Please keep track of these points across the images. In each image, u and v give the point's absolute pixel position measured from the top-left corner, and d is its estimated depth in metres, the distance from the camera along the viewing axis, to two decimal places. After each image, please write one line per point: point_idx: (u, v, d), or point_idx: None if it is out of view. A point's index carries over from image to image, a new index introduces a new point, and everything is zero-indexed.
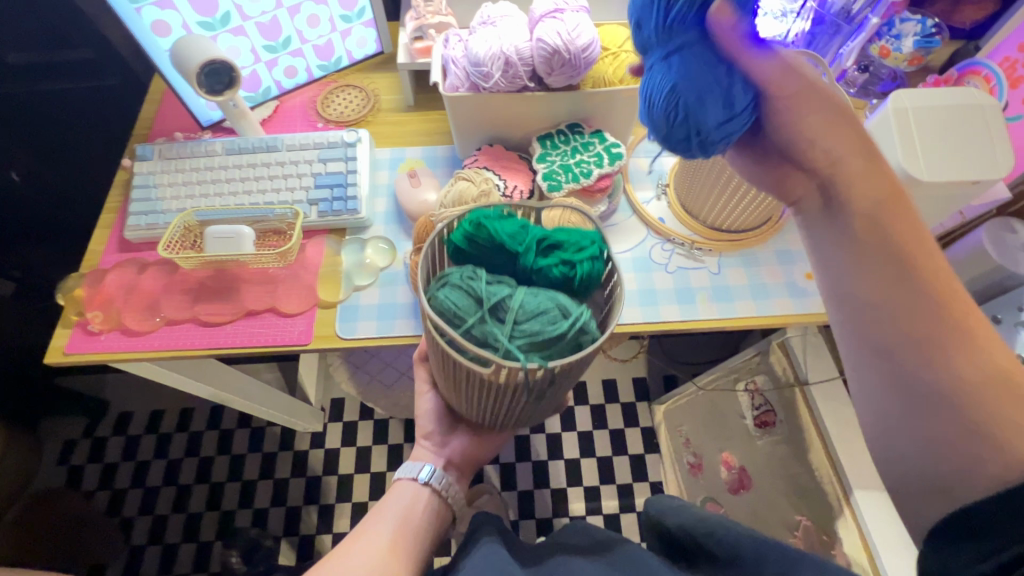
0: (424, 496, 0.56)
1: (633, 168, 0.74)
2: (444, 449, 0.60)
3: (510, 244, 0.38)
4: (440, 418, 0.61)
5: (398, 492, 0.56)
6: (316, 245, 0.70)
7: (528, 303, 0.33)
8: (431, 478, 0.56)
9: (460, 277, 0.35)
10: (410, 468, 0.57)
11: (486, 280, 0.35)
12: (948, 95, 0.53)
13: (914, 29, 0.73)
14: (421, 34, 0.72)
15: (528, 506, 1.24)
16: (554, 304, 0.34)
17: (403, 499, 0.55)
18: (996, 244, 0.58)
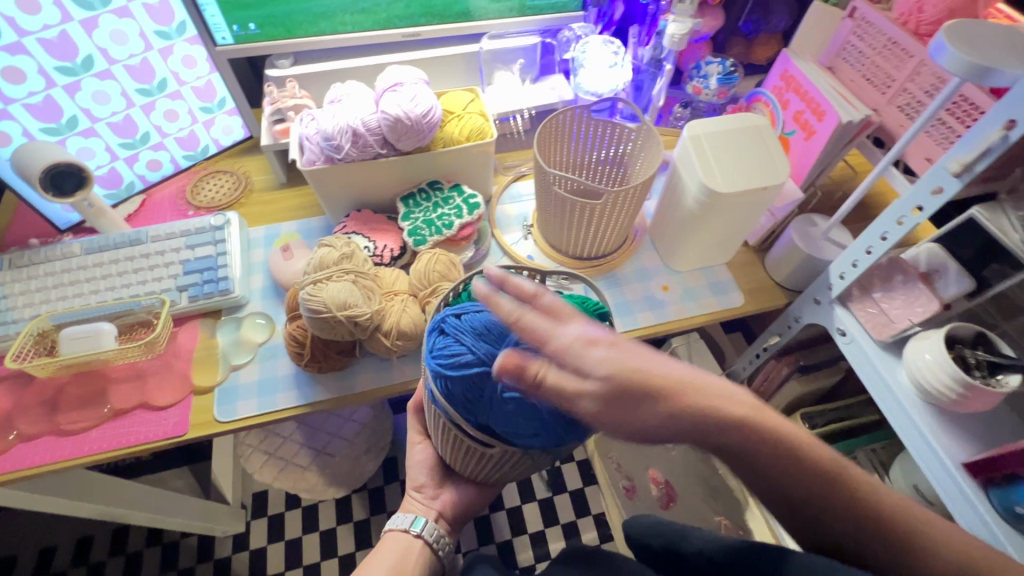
0: (416, 547, 0.58)
1: (500, 215, 0.79)
2: (435, 502, 0.62)
3: None
4: (434, 469, 0.63)
5: (390, 543, 0.58)
6: (189, 331, 0.68)
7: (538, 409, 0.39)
8: (422, 528, 0.58)
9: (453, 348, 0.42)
10: (402, 519, 0.60)
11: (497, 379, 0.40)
12: (731, 120, 0.63)
13: (716, 70, 0.84)
14: (281, 116, 0.75)
15: None
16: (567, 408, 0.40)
17: (394, 551, 0.57)
18: (802, 237, 0.67)
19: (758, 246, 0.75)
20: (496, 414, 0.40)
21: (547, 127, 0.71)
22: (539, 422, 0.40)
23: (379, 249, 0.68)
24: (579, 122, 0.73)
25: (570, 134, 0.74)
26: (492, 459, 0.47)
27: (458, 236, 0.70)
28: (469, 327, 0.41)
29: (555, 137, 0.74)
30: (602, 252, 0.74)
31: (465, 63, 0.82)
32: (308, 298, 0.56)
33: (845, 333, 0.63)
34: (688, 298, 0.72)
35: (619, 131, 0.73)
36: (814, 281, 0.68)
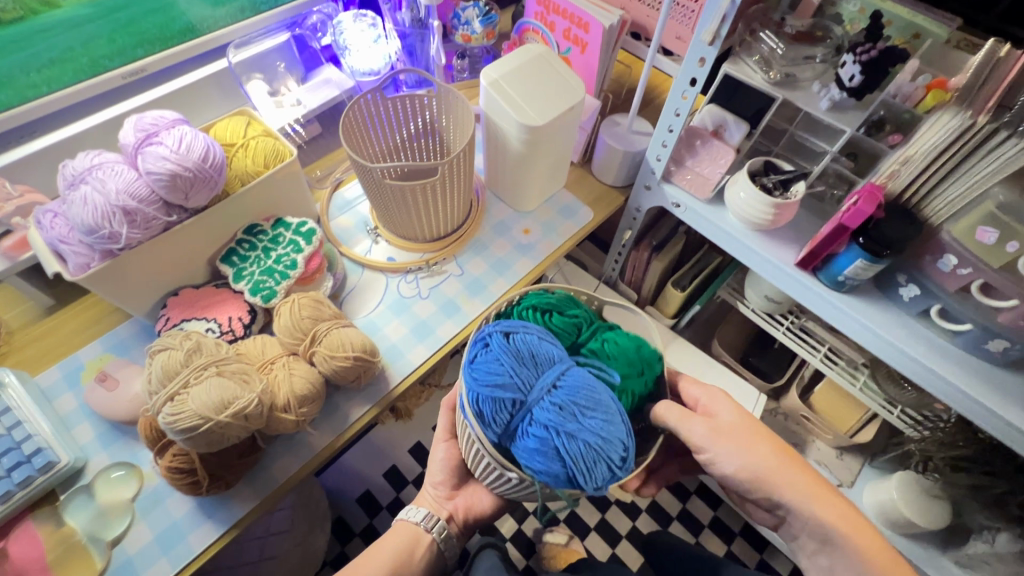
0: (423, 542, 0.61)
1: (339, 230, 0.73)
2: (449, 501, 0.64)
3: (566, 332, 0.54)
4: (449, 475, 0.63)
5: (398, 530, 0.61)
6: (22, 536, 0.51)
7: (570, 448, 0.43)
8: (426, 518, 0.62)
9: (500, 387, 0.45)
10: (415, 512, 0.62)
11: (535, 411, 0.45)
12: (518, 56, 0.65)
13: (475, 13, 0.84)
14: (4, 228, 0.57)
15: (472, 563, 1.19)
16: (600, 449, 0.44)
17: (403, 538, 0.60)
18: (615, 138, 0.74)
19: (582, 160, 0.81)
20: (523, 444, 0.45)
21: (346, 124, 0.66)
22: (561, 465, 0.44)
23: (226, 324, 0.58)
24: (375, 106, 0.68)
25: (370, 123, 0.69)
26: (516, 483, 0.50)
27: (308, 271, 0.62)
28: (515, 349, 0.46)
29: (357, 130, 0.68)
30: (455, 225, 0.72)
31: (217, 87, 0.70)
32: (174, 420, 0.46)
33: (680, 205, 0.72)
34: (550, 232, 0.75)
35: (418, 102, 0.70)
36: (638, 171, 0.76)
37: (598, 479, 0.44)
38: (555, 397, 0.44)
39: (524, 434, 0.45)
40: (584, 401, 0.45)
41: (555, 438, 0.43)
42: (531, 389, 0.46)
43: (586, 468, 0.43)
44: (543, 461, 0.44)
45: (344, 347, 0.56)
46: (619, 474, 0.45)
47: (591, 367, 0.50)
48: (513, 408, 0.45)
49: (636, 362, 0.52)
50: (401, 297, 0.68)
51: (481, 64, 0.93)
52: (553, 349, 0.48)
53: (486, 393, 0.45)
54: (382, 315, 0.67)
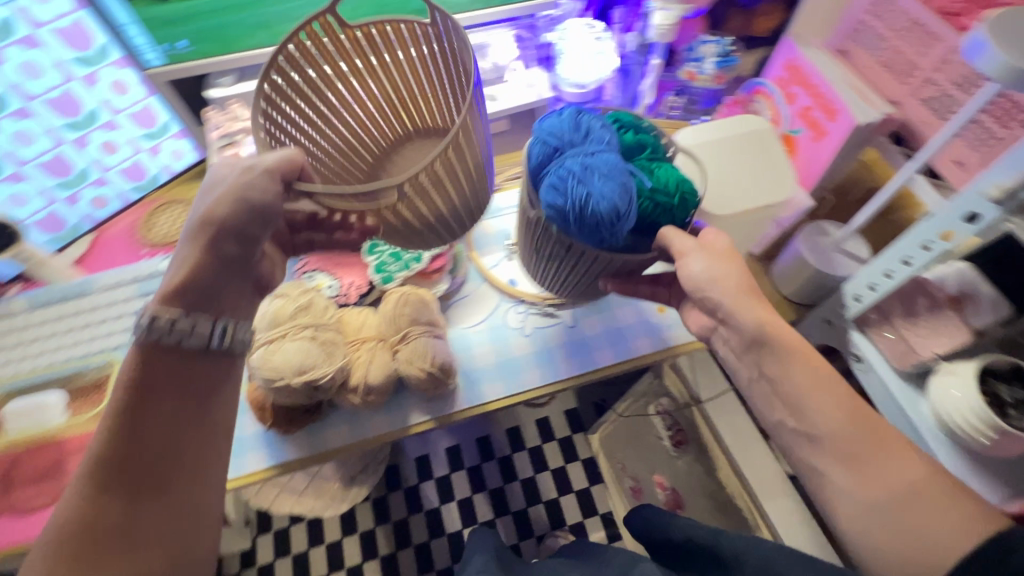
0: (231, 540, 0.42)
1: (478, 233, 0.72)
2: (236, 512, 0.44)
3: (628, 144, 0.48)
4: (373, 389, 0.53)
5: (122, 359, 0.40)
6: None
7: (566, 181, 0.42)
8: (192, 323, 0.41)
9: (542, 133, 0.47)
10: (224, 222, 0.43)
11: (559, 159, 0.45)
12: (726, 126, 0.55)
13: (713, 50, 0.76)
14: (229, 139, 0.67)
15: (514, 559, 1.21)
16: (589, 198, 0.41)
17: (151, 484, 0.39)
18: (812, 250, 0.60)
19: (763, 255, 0.69)
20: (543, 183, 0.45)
21: (273, 89, 0.49)
22: (559, 199, 0.43)
23: (345, 287, 0.63)
24: (324, 90, 0.55)
25: (318, 106, 0.55)
26: (539, 240, 0.51)
27: (429, 269, 0.65)
28: (580, 120, 0.47)
29: (320, 111, 0.55)
30: (459, 206, 0.53)
31: None
32: (263, 370, 0.51)
33: (862, 359, 0.57)
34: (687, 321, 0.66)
35: (354, 60, 0.55)
36: (824, 299, 0.62)
37: (579, 226, 0.43)
38: (586, 155, 0.44)
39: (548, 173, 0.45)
40: (598, 160, 0.43)
41: (563, 176, 0.43)
42: (573, 147, 0.46)
43: (577, 210, 0.42)
44: (548, 194, 0.44)
45: (425, 360, 0.56)
46: (606, 232, 0.43)
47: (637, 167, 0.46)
48: (548, 155, 0.46)
49: (674, 175, 0.45)
50: (504, 326, 0.66)
51: (698, 106, 0.84)
52: (608, 135, 0.46)
53: (538, 138, 0.47)
54: (479, 334, 0.65)
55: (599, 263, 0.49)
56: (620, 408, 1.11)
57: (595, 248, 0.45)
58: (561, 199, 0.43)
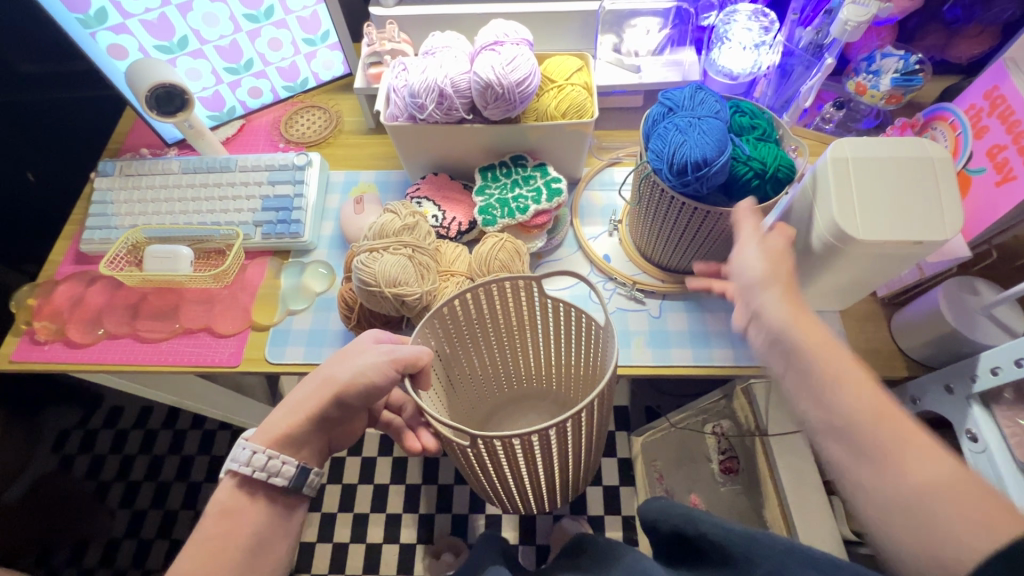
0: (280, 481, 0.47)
1: (584, 202, 0.72)
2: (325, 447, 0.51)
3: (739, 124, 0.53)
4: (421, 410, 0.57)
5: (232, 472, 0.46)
6: (257, 267, 0.70)
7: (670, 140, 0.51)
8: (276, 476, 0.45)
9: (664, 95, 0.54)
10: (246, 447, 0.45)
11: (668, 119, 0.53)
12: (894, 145, 0.49)
13: (895, 66, 0.68)
14: (377, 58, 0.72)
15: (526, 530, 1.23)
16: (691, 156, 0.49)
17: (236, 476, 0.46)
18: (953, 306, 0.53)
19: (887, 299, 0.62)
20: (651, 139, 0.54)
21: (445, 311, 0.53)
22: (664, 153, 0.51)
23: (447, 220, 0.65)
24: (493, 310, 0.58)
25: (464, 333, 0.58)
26: (643, 184, 0.58)
27: (531, 223, 0.63)
28: (698, 92, 0.53)
29: (471, 345, 0.60)
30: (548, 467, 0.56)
31: (583, 23, 0.72)
32: (361, 275, 0.54)
33: (976, 439, 0.50)
34: None
35: (525, 322, 0.60)
36: (952, 365, 0.55)
37: (673, 175, 0.51)
38: (694, 117, 0.51)
39: (658, 130, 0.53)
40: (706, 127, 0.50)
41: (668, 137, 0.51)
42: (686, 110, 0.52)
43: (678, 162, 0.50)
44: (657, 147, 0.52)
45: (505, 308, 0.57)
46: (693, 189, 0.50)
47: (740, 141, 0.52)
48: (661, 114, 0.53)
49: (773, 156, 0.51)
50: (588, 296, 0.65)
51: (857, 125, 0.75)
52: (721, 108, 0.52)
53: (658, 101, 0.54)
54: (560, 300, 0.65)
55: (686, 213, 0.55)
56: (673, 418, 1.07)
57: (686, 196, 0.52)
58: (662, 155, 0.51)
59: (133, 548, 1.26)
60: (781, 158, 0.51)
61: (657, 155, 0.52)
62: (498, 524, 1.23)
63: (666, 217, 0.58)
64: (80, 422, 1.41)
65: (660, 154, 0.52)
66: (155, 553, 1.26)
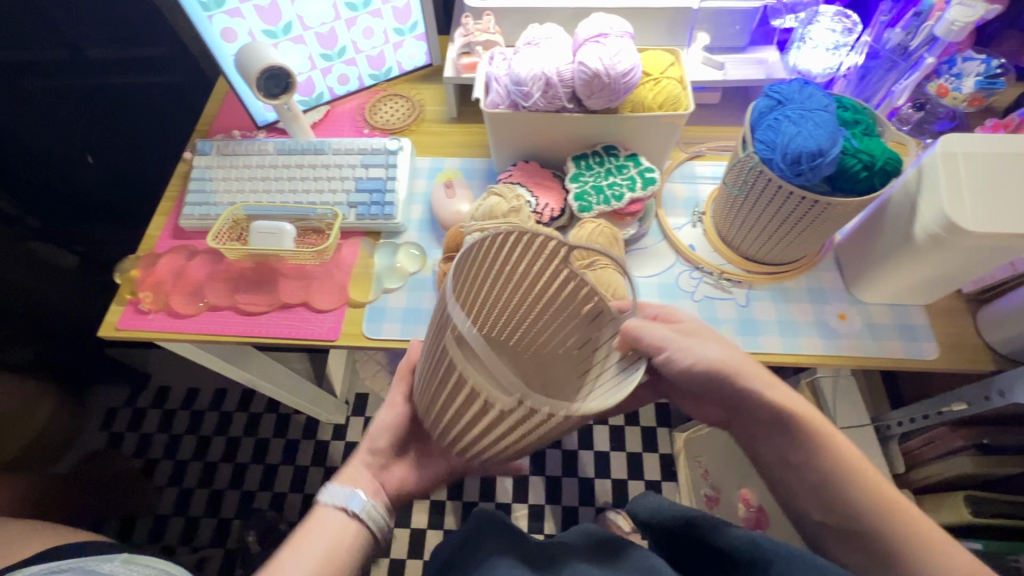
0: (352, 528, 0.52)
1: (667, 194, 0.74)
2: (383, 473, 0.58)
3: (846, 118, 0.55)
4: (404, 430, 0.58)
5: (324, 523, 0.52)
6: (351, 246, 0.72)
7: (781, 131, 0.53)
8: (360, 510, 0.52)
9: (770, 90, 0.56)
10: (341, 493, 0.53)
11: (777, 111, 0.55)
12: (1000, 141, 0.51)
13: (977, 69, 0.69)
14: (468, 49, 0.75)
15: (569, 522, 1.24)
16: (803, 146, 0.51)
17: (328, 531, 0.51)
18: None
19: (973, 295, 0.64)
20: (758, 130, 0.56)
21: (495, 239, 0.42)
22: (774, 142, 0.53)
23: (541, 206, 0.67)
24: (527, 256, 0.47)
25: (482, 270, 0.45)
26: (741, 174, 0.60)
27: (625, 211, 0.66)
28: (805, 87, 0.55)
29: (479, 276, 0.46)
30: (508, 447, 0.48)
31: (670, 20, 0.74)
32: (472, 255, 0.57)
33: None
34: (867, 334, 0.63)
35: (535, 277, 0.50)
36: None
37: (785, 165, 0.53)
38: (805, 108, 0.53)
39: (766, 121, 0.55)
40: (817, 118, 0.52)
41: (778, 127, 0.53)
42: (795, 102, 0.54)
43: (790, 150, 0.52)
44: (767, 137, 0.54)
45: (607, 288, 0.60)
46: (804, 177, 0.52)
47: (847, 133, 0.53)
48: (770, 107, 0.55)
49: (882, 148, 0.52)
50: (675, 284, 0.67)
51: (933, 126, 0.76)
52: (830, 101, 0.54)
53: (764, 96, 0.57)
54: (649, 287, 0.67)
55: (788, 204, 0.57)
56: None
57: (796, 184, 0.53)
58: (772, 144, 0.53)
59: (180, 526, 1.29)
60: (890, 151, 0.52)
61: (765, 145, 0.54)
62: (540, 514, 1.25)
63: (762, 206, 0.60)
64: (129, 400, 1.43)
65: (770, 144, 0.54)
66: (202, 531, 1.28)
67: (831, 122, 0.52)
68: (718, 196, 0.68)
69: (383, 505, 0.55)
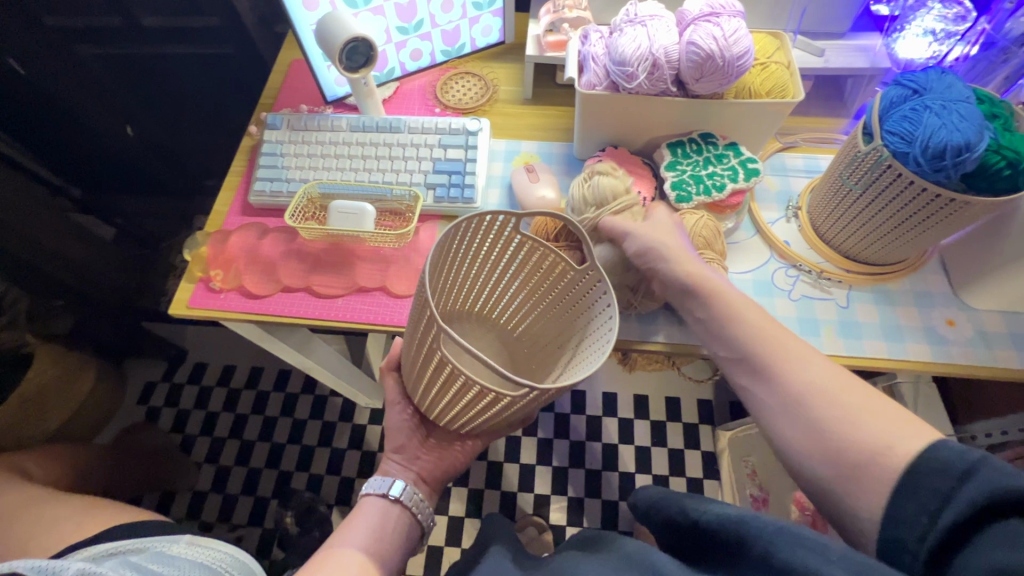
0: (394, 512, 0.57)
1: (760, 187, 0.70)
2: (414, 463, 0.61)
3: (987, 112, 0.51)
4: (414, 429, 0.61)
5: (367, 510, 0.56)
6: (428, 230, 0.69)
7: (922, 124, 0.49)
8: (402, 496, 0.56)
9: (903, 80, 0.52)
10: (378, 484, 0.58)
11: (913, 101, 0.51)
12: None
13: None
14: (554, 27, 0.72)
15: (610, 517, 1.23)
16: (950, 142, 0.47)
17: (372, 517, 0.55)
18: None
19: None
20: (888, 121, 0.52)
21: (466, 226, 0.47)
22: (913, 135, 0.49)
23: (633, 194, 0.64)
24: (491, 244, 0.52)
25: (458, 256, 0.51)
26: (856, 168, 0.56)
27: (724, 202, 0.63)
28: (944, 76, 0.51)
29: (455, 264, 0.51)
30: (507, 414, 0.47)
31: (772, 1, 0.70)
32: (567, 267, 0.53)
33: None
34: (979, 342, 0.60)
35: (502, 261, 0.54)
36: None
37: (924, 159, 0.49)
38: (946, 99, 0.49)
39: (901, 112, 0.51)
40: (964, 110, 0.48)
41: (917, 119, 0.49)
42: (934, 93, 0.50)
43: (933, 143, 0.48)
44: (903, 130, 0.50)
45: None
46: (944, 173, 0.49)
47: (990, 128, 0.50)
48: (903, 97, 0.52)
49: None
50: (771, 282, 0.64)
51: None
52: (971, 92, 0.50)
53: (894, 86, 0.53)
54: (744, 283, 0.64)
55: (913, 202, 0.53)
56: None
57: (931, 181, 0.50)
58: (909, 138, 0.50)
59: (218, 504, 1.28)
60: None
61: (900, 138, 0.50)
62: (579, 507, 1.24)
63: (879, 204, 0.56)
64: (165, 376, 1.42)
65: (905, 137, 0.50)
66: (239, 510, 1.28)
67: (978, 115, 0.48)
68: (819, 189, 0.65)
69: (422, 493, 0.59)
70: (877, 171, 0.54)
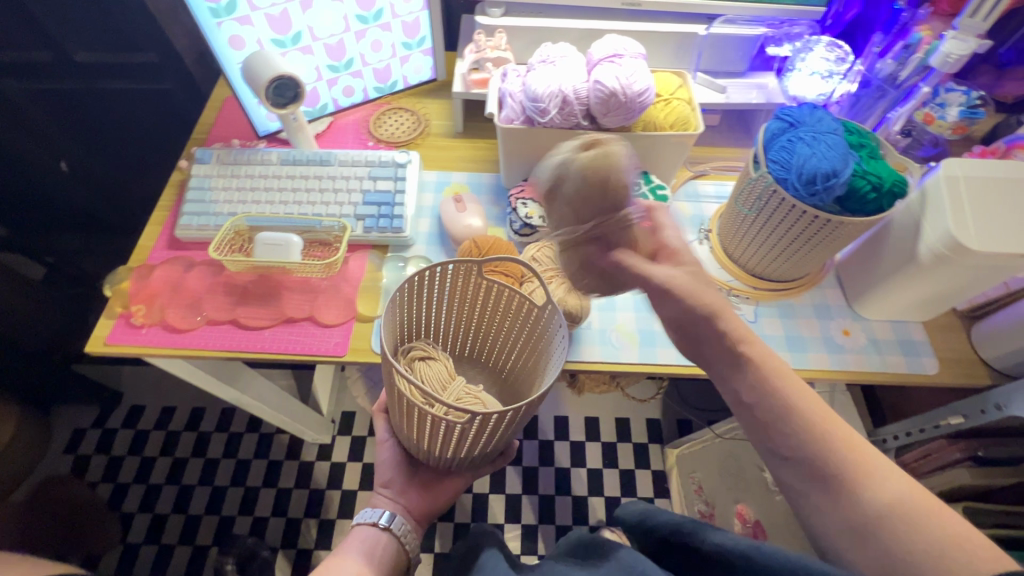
0: (384, 541, 0.57)
1: (674, 212, 0.75)
2: (401, 498, 0.61)
3: (856, 143, 0.56)
4: (399, 467, 0.62)
5: (358, 540, 0.56)
6: (358, 259, 0.71)
7: (795, 156, 0.54)
8: (392, 525, 0.57)
9: (783, 115, 0.58)
10: (370, 513, 0.58)
11: (790, 134, 0.56)
12: (994, 167, 0.55)
13: (959, 99, 0.71)
14: (479, 66, 0.76)
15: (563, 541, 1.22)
16: (818, 171, 0.53)
17: (361, 546, 0.55)
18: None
19: (966, 312, 0.67)
20: (772, 152, 0.57)
21: (419, 278, 0.52)
22: (790, 164, 0.55)
23: None
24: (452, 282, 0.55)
25: (424, 300, 0.55)
26: (755, 197, 0.61)
27: None
28: (817, 112, 0.57)
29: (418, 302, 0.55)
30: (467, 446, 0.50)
31: (676, 44, 0.77)
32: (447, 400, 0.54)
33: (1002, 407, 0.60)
34: (871, 349, 0.65)
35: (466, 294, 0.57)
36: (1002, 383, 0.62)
37: (801, 184, 0.54)
38: (816, 131, 0.55)
39: (780, 144, 0.56)
40: (830, 142, 0.53)
41: (793, 151, 0.55)
42: (807, 127, 0.56)
43: (804, 171, 0.53)
44: (783, 161, 0.56)
45: None
46: (818, 198, 0.54)
47: (857, 156, 0.55)
48: (782, 129, 0.57)
49: (891, 173, 0.54)
50: None
51: (917, 152, 0.75)
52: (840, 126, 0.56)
53: (777, 122, 0.58)
54: None
55: (801, 222, 0.58)
56: (717, 429, 1.15)
57: (809, 204, 0.55)
58: (786, 166, 0.55)
59: (152, 555, 1.21)
60: (898, 178, 0.54)
61: (780, 166, 0.56)
62: (534, 534, 1.23)
63: (771, 223, 0.61)
64: (96, 421, 1.34)
65: (784, 165, 0.56)
66: (176, 561, 1.20)
67: (843, 147, 0.53)
68: (724, 213, 0.70)
69: (409, 524, 0.59)
70: (769, 197, 0.59)
